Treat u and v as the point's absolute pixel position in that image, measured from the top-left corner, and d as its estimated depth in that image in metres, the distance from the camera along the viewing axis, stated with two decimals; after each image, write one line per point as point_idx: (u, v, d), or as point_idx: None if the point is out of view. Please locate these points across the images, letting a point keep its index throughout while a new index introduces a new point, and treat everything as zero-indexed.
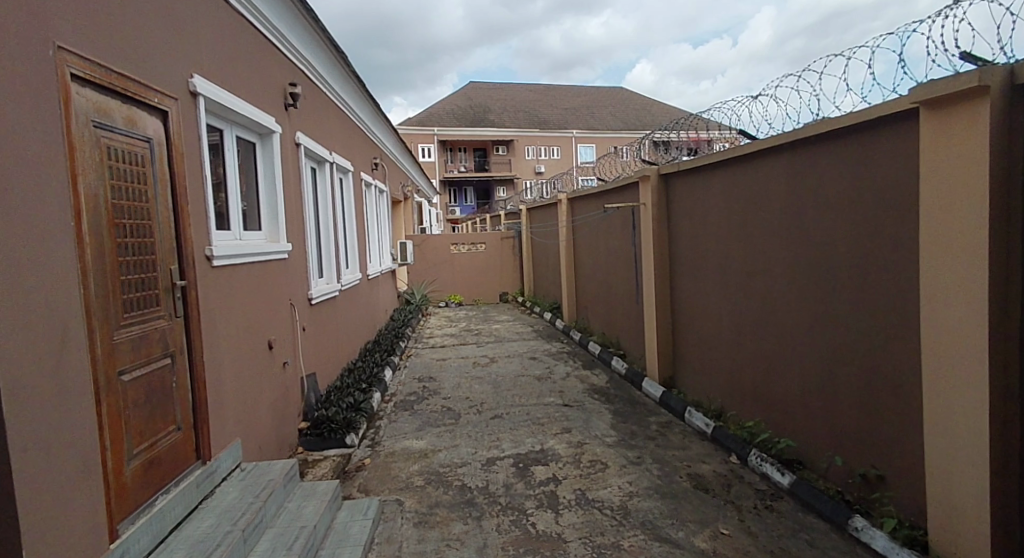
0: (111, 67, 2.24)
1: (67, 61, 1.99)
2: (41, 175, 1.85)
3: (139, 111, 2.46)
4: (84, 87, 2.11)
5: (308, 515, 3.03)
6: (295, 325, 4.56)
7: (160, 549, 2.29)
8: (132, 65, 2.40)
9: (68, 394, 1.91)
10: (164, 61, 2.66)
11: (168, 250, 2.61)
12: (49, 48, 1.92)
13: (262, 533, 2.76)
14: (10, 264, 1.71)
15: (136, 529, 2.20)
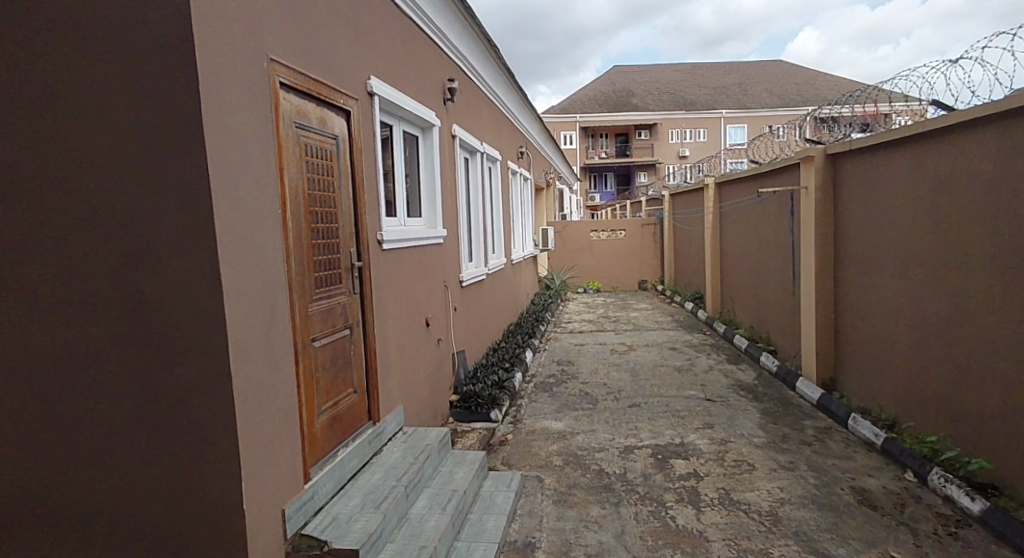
0: (308, 75, 2.58)
1: (277, 72, 2.33)
2: (259, 170, 2.20)
3: (329, 112, 2.80)
4: (289, 93, 2.45)
5: (459, 479, 3.28)
6: (447, 306, 4.89)
7: (340, 495, 2.63)
8: (325, 71, 2.74)
9: (275, 355, 2.25)
10: (349, 65, 2.99)
11: (349, 234, 2.95)
12: (265, 61, 2.26)
13: (420, 491, 3.05)
14: (238, 245, 2.07)
15: (323, 475, 2.55)
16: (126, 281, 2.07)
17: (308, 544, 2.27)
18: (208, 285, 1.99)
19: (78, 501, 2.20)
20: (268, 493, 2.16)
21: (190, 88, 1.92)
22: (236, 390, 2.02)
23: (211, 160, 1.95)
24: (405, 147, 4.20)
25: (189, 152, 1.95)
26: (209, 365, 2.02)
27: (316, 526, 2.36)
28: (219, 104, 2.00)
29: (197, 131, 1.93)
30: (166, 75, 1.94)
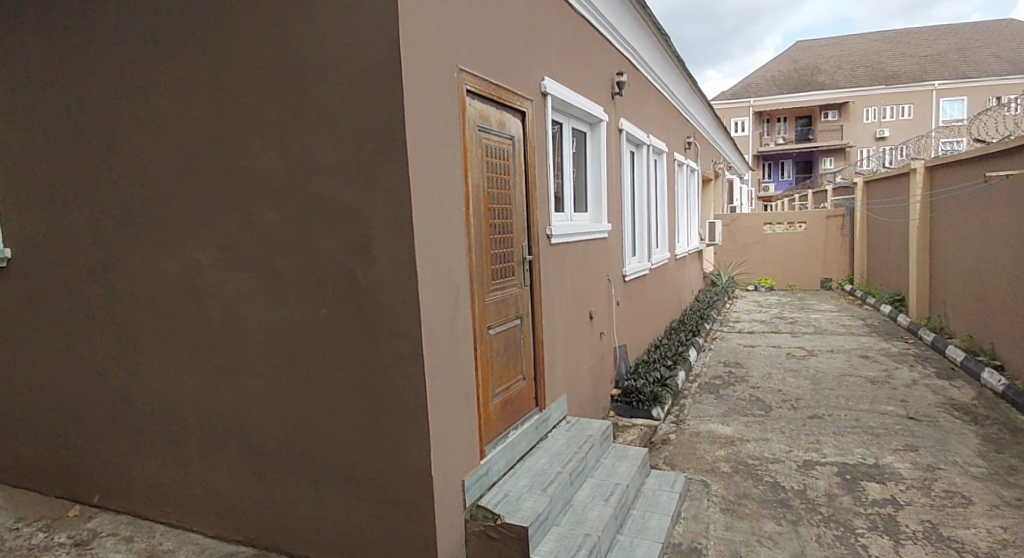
0: (491, 80, 2.75)
1: (465, 80, 2.53)
2: (447, 170, 2.40)
3: (507, 114, 2.95)
4: (474, 98, 2.64)
5: (622, 472, 3.29)
6: (611, 300, 4.91)
7: (509, 474, 2.79)
8: (505, 75, 2.89)
9: (458, 339, 2.45)
10: (526, 67, 3.13)
11: (522, 228, 3.09)
12: (455, 71, 2.46)
13: (584, 479, 3.11)
14: (431, 240, 2.28)
15: (496, 453, 2.73)
16: (336, 266, 2.38)
17: (483, 515, 2.46)
18: (405, 273, 2.22)
19: (298, 452, 2.59)
20: (449, 463, 2.37)
21: (395, 97, 2.16)
22: (425, 370, 2.25)
23: (411, 160, 2.18)
24: (574, 143, 4.28)
25: (392, 153, 2.18)
26: (403, 345, 2.26)
27: (490, 500, 2.54)
28: (416, 110, 2.21)
29: (399, 135, 2.16)
30: (375, 88, 2.20)
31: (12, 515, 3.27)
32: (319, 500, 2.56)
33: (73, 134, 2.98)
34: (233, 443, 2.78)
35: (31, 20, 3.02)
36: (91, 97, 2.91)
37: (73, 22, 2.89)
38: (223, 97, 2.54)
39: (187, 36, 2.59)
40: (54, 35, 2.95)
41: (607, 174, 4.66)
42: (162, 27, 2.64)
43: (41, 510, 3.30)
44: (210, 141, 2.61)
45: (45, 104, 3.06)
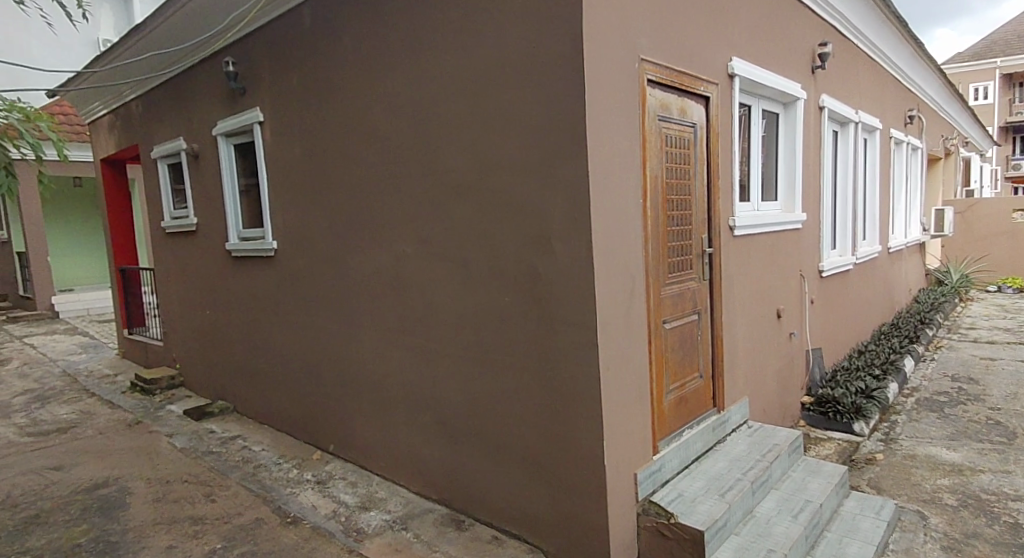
0: (673, 67, 2.83)
1: (646, 69, 2.66)
2: (625, 169, 2.56)
3: (689, 100, 3.01)
4: (655, 87, 2.75)
5: (814, 490, 3.17)
6: (804, 298, 4.66)
7: (684, 475, 2.88)
8: (688, 60, 2.95)
9: (632, 333, 2.61)
10: (711, 54, 3.14)
11: (701, 220, 3.14)
12: (636, 62, 2.59)
13: (768, 492, 3.07)
14: (608, 238, 2.46)
15: (669, 450, 2.86)
16: (522, 262, 2.66)
17: (656, 511, 2.59)
18: (584, 272, 2.43)
19: (487, 428, 2.94)
20: (622, 450, 2.54)
21: (578, 112, 2.37)
22: (600, 359, 2.44)
23: (591, 171, 2.38)
24: (764, 125, 4.14)
25: (573, 164, 2.41)
26: (581, 335, 2.48)
27: (662, 497, 2.67)
28: (598, 120, 2.40)
29: (581, 146, 2.38)
30: (559, 98, 2.43)
31: (274, 451, 4.14)
32: (503, 473, 2.89)
33: (319, 148, 3.68)
34: (433, 413, 3.22)
35: (292, 54, 3.75)
36: (332, 116, 3.54)
37: (321, 54, 3.54)
38: (431, 110, 2.96)
39: (404, 61, 3.05)
40: (309, 66, 3.64)
41: (803, 157, 4.41)
42: (384, 52, 3.14)
43: (294, 451, 4.12)
44: (420, 151, 3.05)
45: (300, 122, 3.79)
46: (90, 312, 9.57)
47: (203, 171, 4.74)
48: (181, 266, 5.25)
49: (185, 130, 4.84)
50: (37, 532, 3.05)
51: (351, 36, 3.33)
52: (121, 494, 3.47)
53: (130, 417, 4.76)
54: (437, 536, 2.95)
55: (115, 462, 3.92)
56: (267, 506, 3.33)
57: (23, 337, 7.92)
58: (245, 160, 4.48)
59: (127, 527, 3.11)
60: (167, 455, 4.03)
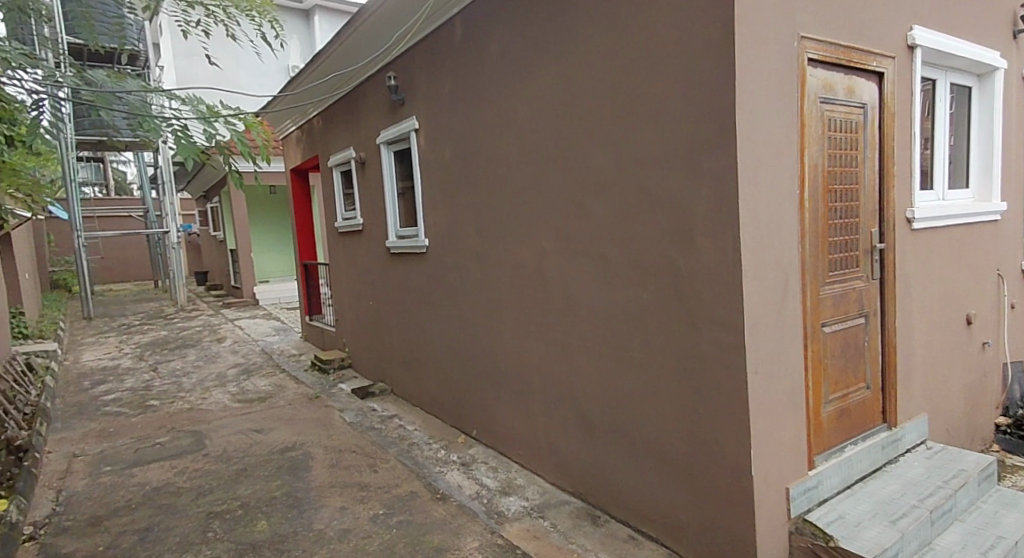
0: (840, 43, 2.69)
1: (808, 48, 2.57)
2: (780, 164, 2.50)
3: (859, 79, 2.84)
4: (818, 66, 2.64)
5: (1008, 525, 2.83)
6: (1001, 302, 4.14)
7: (845, 495, 2.74)
8: (858, 36, 2.78)
9: (785, 334, 2.55)
10: (884, 30, 2.92)
11: (871, 213, 2.96)
12: (796, 40, 2.52)
13: (950, 523, 2.80)
14: (760, 237, 2.43)
15: (828, 466, 2.74)
16: (665, 261, 2.70)
17: (812, 531, 2.51)
18: (731, 271, 2.42)
19: (625, 424, 3.01)
20: (770, 456, 2.48)
21: (728, 112, 2.37)
22: (748, 361, 2.41)
23: (740, 173, 2.36)
24: (952, 101, 3.75)
25: (722, 166, 2.41)
26: (727, 335, 2.46)
27: (819, 516, 2.57)
28: (748, 120, 2.37)
29: (731, 147, 2.37)
30: (707, 95, 2.43)
31: (425, 431, 4.53)
32: (638, 469, 2.95)
33: (467, 151, 3.96)
34: (572, 407, 3.34)
35: (445, 65, 4.07)
36: (482, 122, 3.79)
37: (471, 64, 3.81)
38: (575, 113, 3.08)
39: (550, 68, 3.20)
40: (461, 76, 3.92)
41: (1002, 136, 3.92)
42: (531, 58, 3.31)
43: (442, 433, 4.48)
44: (564, 152, 3.18)
45: (452, 128, 4.09)
46: (281, 300, 10.98)
47: (369, 176, 5.27)
48: (350, 261, 5.88)
49: (355, 141, 5.42)
50: (245, 482, 3.65)
51: (500, 45, 3.54)
52: (304, 458, 4.01)
53: (310, 392, 5.45)
54: (572, 527, 3.07)
55: (299, 429, 4.54)
56: (420, 481, 3.67)
57: (232, 319, 9.33)
58: (403, 165, 4.91)
59: (311, 486, 3.61)
60: (339, 427, 4.58)
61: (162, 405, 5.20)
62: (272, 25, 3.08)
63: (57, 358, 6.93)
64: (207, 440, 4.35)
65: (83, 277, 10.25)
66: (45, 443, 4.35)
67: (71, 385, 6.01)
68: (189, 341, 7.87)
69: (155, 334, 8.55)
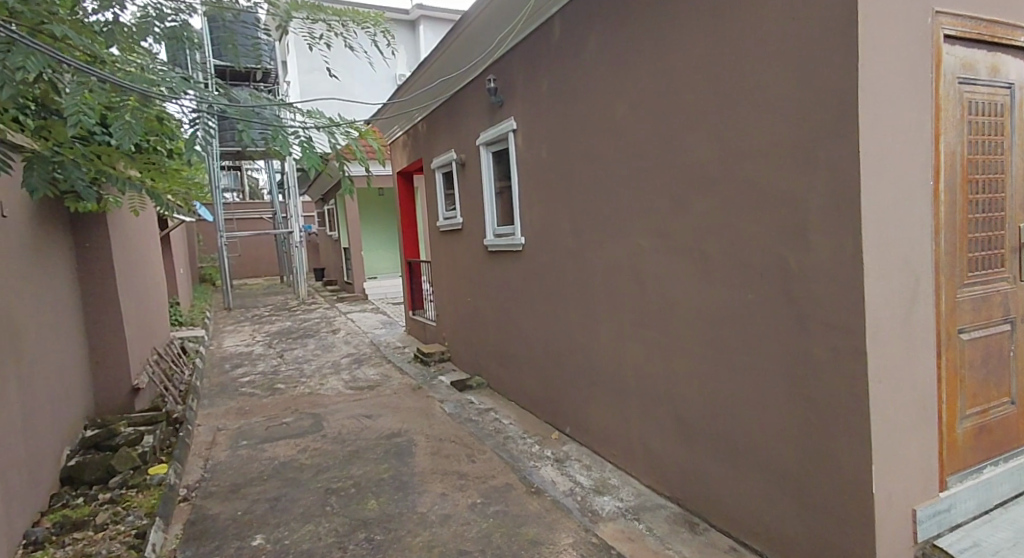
0: (982, 17, 2.49)
1: (943, 23, 2.40)
2: (909, 156, 2.36)
3: (1004, 55, 2.61)
4: (955, 43, 2.46)
5: None
6: None
7: (983, 519, 2.57)
8: (1003, 9, 2.55)
9: (912, 338, 2.40)
10: None
11: (1019, 206, 2.72)
12: (928, 16, 2.37)
13: None
14: (885, 235, 2.30)
15: (963, 488, 2.56)
16: (773, 260, 2.61)
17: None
18: (850, 272, 2.31)
19: (727, 429, 2.94)
20: (891, 469, 2.35)
21: (848, 105, 2.25)
22: (868, 366, 2.29)
23: (862, 168, 2.24)
24: None
25: (841, 163, 2.30)
26: (844, 338, 2.35)
27: (951, 543, 2.44)
28: (873, 110, 2.25)
29: (851, 141, 2.25)
30: (823, 87, 2.33)
31: (520, 426, 4.64)
32: (741, 477, 2.87)
33: (565, 150, 4.01)
34: (669, 409, 3.31)
35: (543, 65, 4.14)
36: (580, 122, 3.82)
37: (569, 63, 3.85)
38: (675, 108, 3.05)
39: (650, 66, 3.18)
40: (559, 75, 3.97)
41: None
42: (630, 54, 3.31)
43: (535, 428, 4.57)
44: (664, 149, 3.15)
45: (550, 127, 4.16)
46: (387, 295, 11.57)
47: (469, 176, 5.46)
48: (451, 260, 6.11)
49: (457, 144, 5.63)
50: (356, 463, 3.92)
51: (599, 42, 3.56)
52: (409, 444, 4.24)
53: (413, 383, 5.73)
54: (669, 533, 3.05)
55: (404, 417, 4.80)
56: (515, 474, 3.77)
57: (345, 313, 9.98)
58: (501, 165, 5.05)
59: (415, 471, 3.82)
60: (439, 417, 4.80)
61: (288, 388, 5.70)
62: (385, 35, 3.29)
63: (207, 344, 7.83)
64: (325, 422, 4.72)
65: (223, 271, 11.40)
66: (194, 417, 4.93)
67: (214, 366, 6.75)
68: (310, 331, 8.53)
69: (283, 323, 9.38)
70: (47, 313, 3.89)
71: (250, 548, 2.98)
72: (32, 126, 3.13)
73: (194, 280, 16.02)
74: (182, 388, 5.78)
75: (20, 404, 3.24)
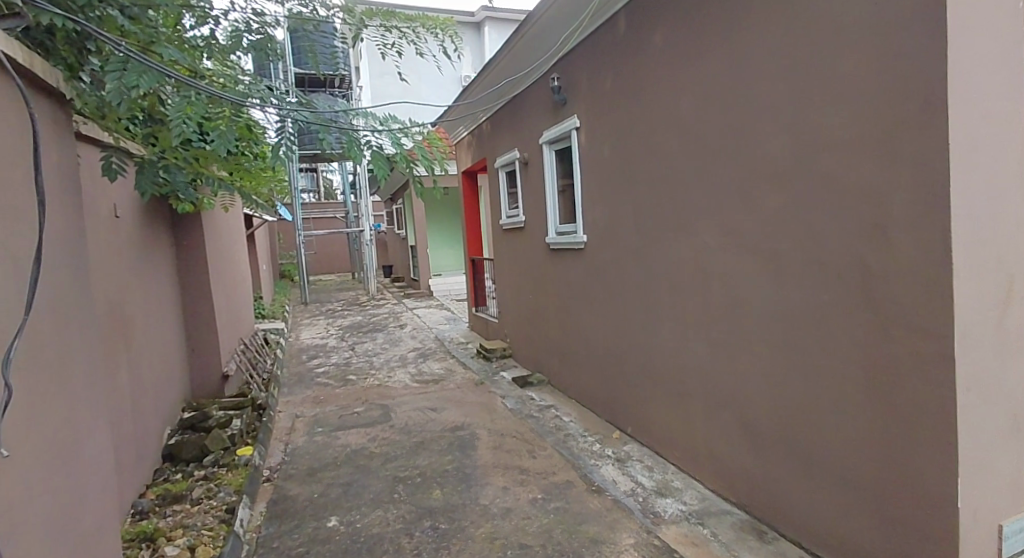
0: None
1: None
2: (1003, 152, 2.25)
3: None
4: None
5: None
6: None
7: None
8: None
9: (1006, 344, 2.27)
10: None
11: None
12: None
13: None
14: (976, 237, 2.19)
15: None
16: (850, 260, 2.52)
17: None
18: (936, 273, 2.20)
19: (797, 435, 2.86)
20: (980, 483, 2.23)
21: (936, 97, 2.14)
22: (956, 374, 2.18)
23: (951, 165, 2.13)
24: None
25: (927, 160, 2.19)
26: (929, 344, 2.25)
27: None
28: (964, 103, 2.14)
29: (938, 137, 2.15)
30: (906, 80, 2.24)
31: (581, 424, 4.65)
32: (813, 485, 2.79)
33: (629, 147, 4.00)
34: (736, 412, 3.25)
35: (608, 62, 4.13)
36: (645, 119, 3.80)
37: (634, 60, 3.83)
38: (744, 103, 2.99)
39: (718, 61, 3.13)
40: (624, 73, 3.96)
41: None
42: (697, 49, 3.26)
43: (596, 427, 4.57)
44: (731, 145, 3.10)
45: (614, 124, 4.15)
46: (451, 291, 11.80)
47: (532, 175, 5.51)
48: (513, 257, 6.18)
49: (520, 143, 5.70)
50: (422, 453, 4.06)
51: (665, 38, 3.53)
52: (471, 438, 4.34)
53: (475, 378, 5.85)
54: (734, 539, 2.99)
55: (467, 411, 4.91)
56: (576, 472, 3.79)
57: (411, 308, 10.27)
58: (564, 163, 5.07)
59: (477, 464, 3.91)
60: (500, 412, 4.88)
61: (359, 379, 5.94)
62: (452, 40, 3.38)
63: (285, 336, 8.28)
64: (392, 413, 4.90)
65: (300, 267, 11.98)
66: (276, 404, 5.23)
67: (292, 356, 7.13)
68: (379, 325, 8.84)
69: (354, 317, 9.75)
70: (153, 303, 4.24)
71: (324, 529, 3.14)
72: (139, 133, 3.41)
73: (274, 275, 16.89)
74: (265, 376, 6.15)
75: (130, 387, 3.55)
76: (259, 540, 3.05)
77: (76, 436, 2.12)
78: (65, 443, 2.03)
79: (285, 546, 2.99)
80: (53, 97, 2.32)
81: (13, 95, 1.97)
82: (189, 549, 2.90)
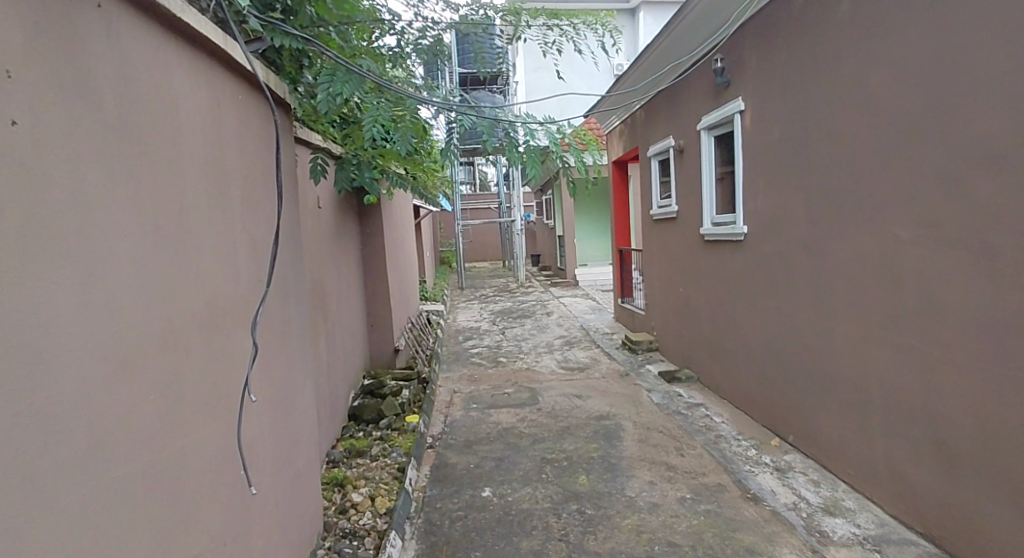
0: None
1: None
2: None
3: None
4: None
5: None
6: None
7: None
8: None
9: None
10: None
11: None
12: None
13: None
14: None
15: None
16: None
17: None
18: None
19: (1004, 460, 2.50)
20: None
21: None
22: None
23: None
24: None
25: None
26: None
27: None
28: None
29: None
30: None
31: (734, 426, 4.44)
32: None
33: (804, 130, 3.71)
34: (924, 427, 2.91)
35: (781, 41, 3.87)
36: (824, 101, 3.51)
37: (813, 36, 3.55)
38: (952, 80, 2.65)
39: (920, 32, 2.80)
40: (800, 51, 3.69)
41: None
42: (893, 22, 2.95)
43: (752, 431, 4.34)
44: (933, 127, 2.76)
45: (786, 106, 3.87)
46: (597, 282, 11.78)
47: (688, 163, 5.33)
48: (664, 248, 6.03)
49: (676, 130, 5.54)
50: (569, 438, 4.13)
51: (851, 11, 3.23)
52: (618, 428, 4.34)
53: (621, 369, 5.82)
54: None
55: (615, 401, 4.91)
56: (728, 476, 3.63)
57: (558, 297, 10.42)
58: (725, 148, 4.83)
59: (623, 455, 3.89)
60: (648, 406, 4.82)
61: (510, 362, 6.18)
62: (611, 34, 3.36)
63: (443, 317, 8.84)
64: (540, 396, 5.03)
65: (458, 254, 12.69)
66: (437, 379, 5.63)
67: (450, 337, 7.60)
68: (528, 311, 9.10)
69: (503, 303, 10.13)
70: (343, 281, 4.76)
71: (481, 498, 3.32)
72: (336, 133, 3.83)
73: (437, 261, 18.06)
74: (428, 351, 6.64)
75: (327, 354, 4.03)
76: (425, 499, 3.32)
77: (290, 396, 2.45)
78: (284, 400, 2.36)
79: (447, 509, 3.22)
80: (279, 107, 2.67)
81: (255, 103, 2.31)
82: (370, 498, 3.23)
